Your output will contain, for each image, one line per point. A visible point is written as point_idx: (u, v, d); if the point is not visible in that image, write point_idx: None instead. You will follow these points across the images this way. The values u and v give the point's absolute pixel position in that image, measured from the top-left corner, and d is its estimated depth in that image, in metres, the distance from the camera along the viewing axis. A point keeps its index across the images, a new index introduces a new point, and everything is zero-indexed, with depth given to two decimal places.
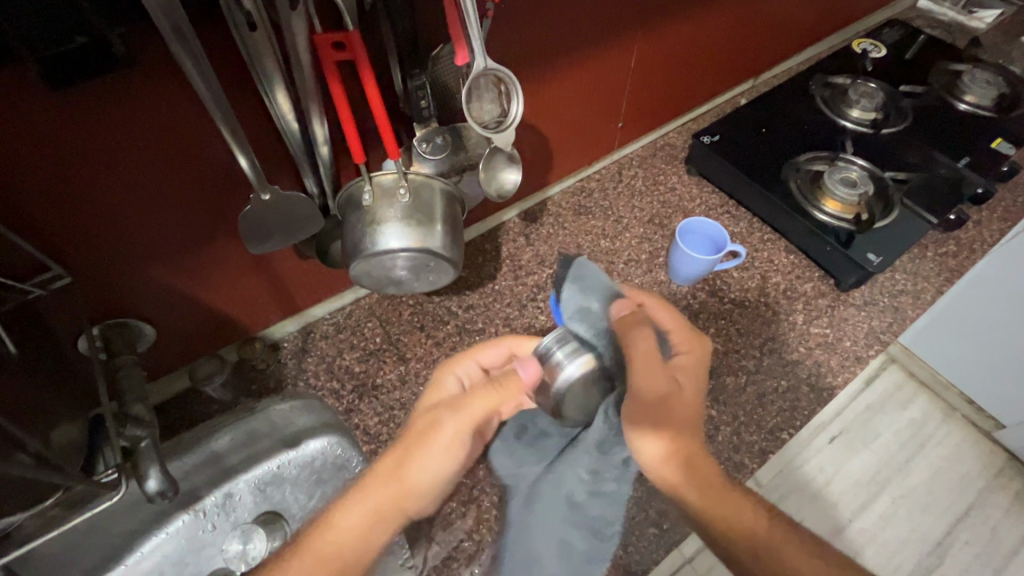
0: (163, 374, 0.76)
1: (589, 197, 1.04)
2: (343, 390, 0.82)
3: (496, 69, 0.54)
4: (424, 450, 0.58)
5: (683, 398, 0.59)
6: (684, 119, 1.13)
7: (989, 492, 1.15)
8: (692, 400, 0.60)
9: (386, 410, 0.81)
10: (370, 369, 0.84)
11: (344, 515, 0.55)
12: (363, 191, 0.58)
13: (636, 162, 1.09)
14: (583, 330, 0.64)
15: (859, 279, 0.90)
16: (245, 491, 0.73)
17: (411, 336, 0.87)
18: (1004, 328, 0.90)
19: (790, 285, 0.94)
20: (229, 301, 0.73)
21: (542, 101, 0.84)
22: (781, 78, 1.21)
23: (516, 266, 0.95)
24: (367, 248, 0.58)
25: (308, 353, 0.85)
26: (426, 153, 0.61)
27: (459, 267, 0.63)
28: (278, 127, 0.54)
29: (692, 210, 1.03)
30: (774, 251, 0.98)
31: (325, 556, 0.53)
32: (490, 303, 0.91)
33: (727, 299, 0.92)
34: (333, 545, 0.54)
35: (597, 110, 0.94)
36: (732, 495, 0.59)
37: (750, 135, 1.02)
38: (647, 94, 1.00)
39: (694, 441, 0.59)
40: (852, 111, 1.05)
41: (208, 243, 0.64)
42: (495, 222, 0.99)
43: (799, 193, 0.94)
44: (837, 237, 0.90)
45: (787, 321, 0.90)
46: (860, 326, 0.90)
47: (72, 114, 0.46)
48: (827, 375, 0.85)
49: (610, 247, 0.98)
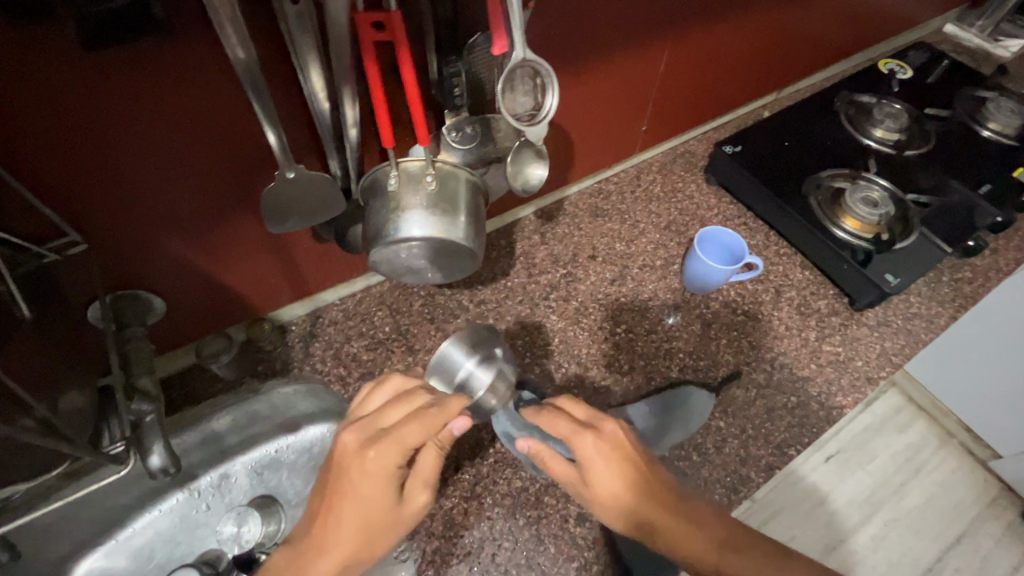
0: (169, 349, 0.75)
1: (607, 199, 1.03)
2: (351, 376, 0.81)
3: (535, 61, 0.53)
4: (377, 516, 0.52)
5: (607, 487, 0.58)
6: (706, 127, 1.12)
7: (983, 520, 1.27)
8: (617, 478, 0.57)
9: None
10: (378, 358, 0.83)
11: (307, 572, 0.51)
12: (389, 176, 0.57)
13: (655, 167, 1.08)
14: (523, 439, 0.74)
15: (874, 300, 0.89)
16: (244, 474, 0.75)
17: (422, 328, 0.86)
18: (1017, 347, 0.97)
19: (804, 300, 0.93)
20: (243, 280, 0.72)
21: (570, 99, 0.83)
22: (804, 93, 1.21)
23: (530, 264, 0.94)
24: (389, 234, 0.57)
25: (316, 338, 0.84)
26: (455, 141, 0.60)
27: (479, 260, 0.62)
28: (309, 106, 0.53)
29: (709, 219, 1.02)
30: (790, 266, 0.97)
31: None
32: (503, 300, 0.90)
33: (741, 311, 0.91)
34: None
35: (622, 112, 0.93)
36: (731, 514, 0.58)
37: (771, 147, 1.02)
38: (673, 99, 0.99)
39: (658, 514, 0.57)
40: (875, 130, 1.04)
41: (225, 218, 0.63)
42: (511, 218, 0.98)
43: (819, 209, 0.94)
44: (855, 254, 0.89)
45: (800, 337, 0.89)
46: (872, 347, 0.89)
47: (103, 76, 0.45)
48: (837, 395, 0.84)
49: (625, 251, 0.97)
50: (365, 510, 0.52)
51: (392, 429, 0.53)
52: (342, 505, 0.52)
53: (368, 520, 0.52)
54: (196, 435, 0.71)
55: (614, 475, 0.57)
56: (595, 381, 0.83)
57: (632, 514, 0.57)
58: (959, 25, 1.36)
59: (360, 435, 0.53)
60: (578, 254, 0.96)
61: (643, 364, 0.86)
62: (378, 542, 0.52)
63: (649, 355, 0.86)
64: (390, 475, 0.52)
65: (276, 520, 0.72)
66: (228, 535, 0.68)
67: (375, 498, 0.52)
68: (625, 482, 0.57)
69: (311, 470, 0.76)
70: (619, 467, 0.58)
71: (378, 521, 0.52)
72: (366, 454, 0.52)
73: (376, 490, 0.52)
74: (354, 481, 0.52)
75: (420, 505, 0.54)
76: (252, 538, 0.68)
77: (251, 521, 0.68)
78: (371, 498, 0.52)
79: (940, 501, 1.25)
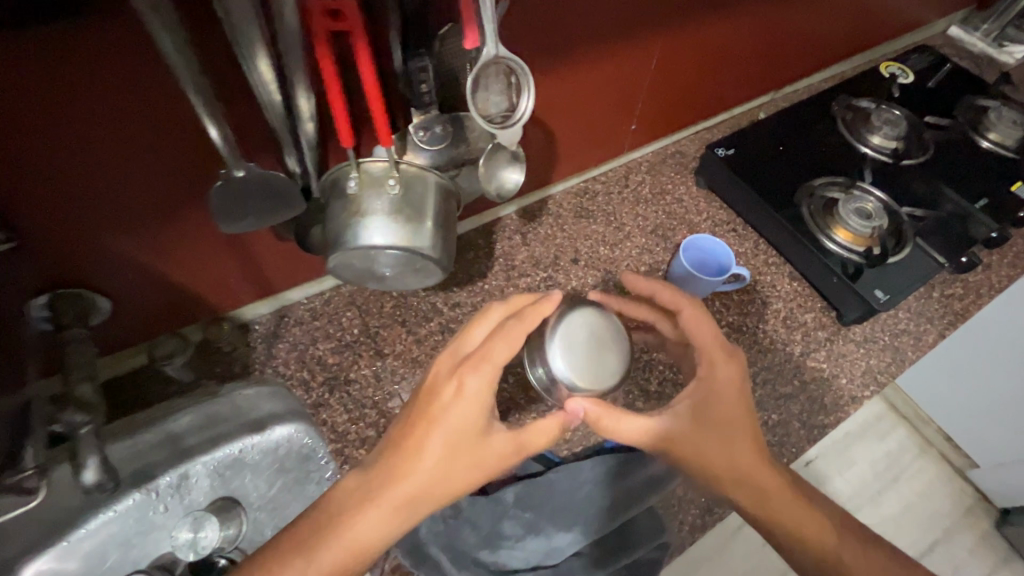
0: (118, 349, 0.70)
1: (593, 200, 0.99)
2: (314, 380, 0.77)
3: (509, 58, 0.48)
4: (458, 457, 0.54)
5: (729, 403, 0.61)
6: (698, 128, 1.08)
7: (956, 529, 1.30)
8: (737, 397, 0.62)
9: (356, 407, 0.76)
10: (344, 362, 0.79)
11: (375, 509, 0.51)
12: (349, 178, 0.53)
13: (644, 167, 1.03)
14: (436, 549, 0.63)
15: (862, 316, 0.86)
16: (205, 474, 0.67)
17: (392, 331, 0.82)
18: (1012, 363, 1.04)
19: (791, 313, 0.90)
20: (198, 277, 0.68)
21: (555, 95, 0.79)
22: (802, 94, 1.17)
23: (509, 266, 0.91)
24: (349, 241, 0.53)
25: (280, 338, 0.80)
26: (423, 141, 0.55)
27: (449, 263, 0.58)
28: (259, 99, 0.49)
29: (697, 224, 0.98)
30: (778, 276, 0.94)
31: (362, 540, 0.51)
32: (478, 304, 0.86)
33: (726, 323, 0.88)
34: (372, 521, 0.51)
35: (612, 108, 0.89)
36: (764, 472, 0.60)
37: (765, 152, 0.98)
38: (665, 96, 0.94)
39: (748, 432, 0.60)
40: (872, 137, 1.00)
41: (175, 213, 0.60)
42: (491, 217, 0.94)
43: (812, 218, 0.90)
44: (844, 268, 0.86)
45: (785, 352, 0.86)
46: (858, 364, 0.86)
47: (25, 60, 0.42)
48: (819, 414, 0.82)
49: (609, 255, 0.94)
50: (451, 435, 0.53)
51: (488, 358, 0.55)
52: (426, 431, 0.53)
53: (450, 446, 0.53)
54: (154, 435, 0.65)
55: (732, 387, 0.62)
56: None
57: (724, 450, 0.59)
58: (964, 29, 1.32)
59: (452, 363, 0.56)
60: (560, 257, 0.92)
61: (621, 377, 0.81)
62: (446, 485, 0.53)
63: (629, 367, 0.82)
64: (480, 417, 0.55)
65: (234, 524, 0.67)
66: (183, 541, 0.63)
67: (463, 422, 0.54)
68: (739, 390, 0.62)
69: (275, 471, 0.71)
70: (734, 384, 0.62)
71: (458, 464, 0.53)
72: (458, 379, 0.54)
73: (468, 414, 0.54)
74: (447, 403, 0.54)
75: (509, 451, 0.55)
76: (208, 544, 0.63)
77: (208, 526, 0.63)
78: (461, 421, 0.54)
79: (916, 509, 1.29)
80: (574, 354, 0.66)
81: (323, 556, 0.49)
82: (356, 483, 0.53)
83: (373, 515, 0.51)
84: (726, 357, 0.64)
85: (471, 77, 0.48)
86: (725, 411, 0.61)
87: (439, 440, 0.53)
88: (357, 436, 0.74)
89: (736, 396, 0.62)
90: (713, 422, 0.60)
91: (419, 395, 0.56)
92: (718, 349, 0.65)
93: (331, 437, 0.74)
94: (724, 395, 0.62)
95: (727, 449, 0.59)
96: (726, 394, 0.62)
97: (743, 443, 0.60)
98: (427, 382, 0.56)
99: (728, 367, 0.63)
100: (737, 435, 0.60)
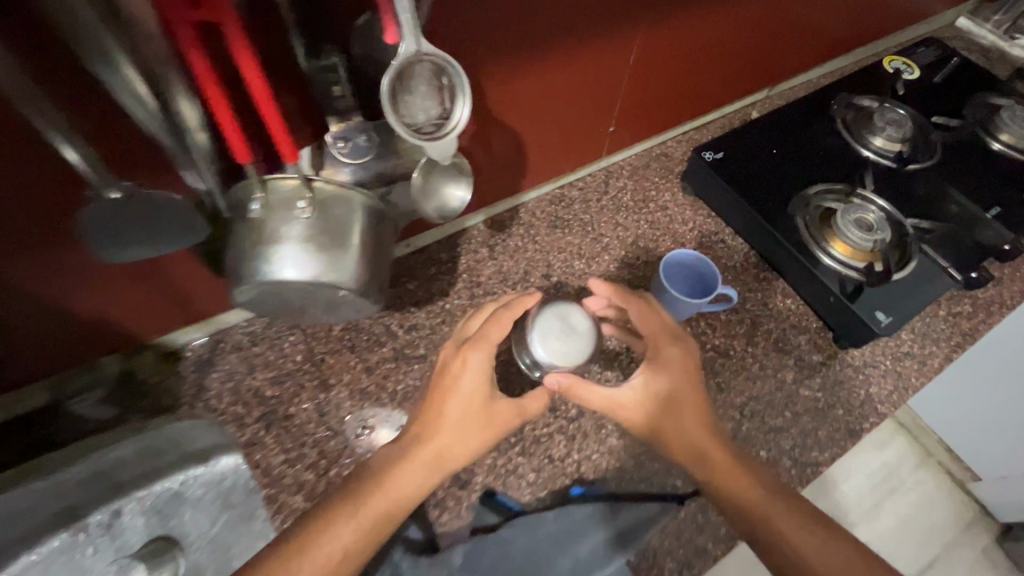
0: (17, 386, 0.61)
1: (568, 208, 0.90)
2: (248, 416, 0.69)
3: (432, 53, 0.40)
4: (471, 419, 0.57)
5: (678, 380, 0.61)
6: (684, 128, 0.99)
7: (957, 549, 1.23)
8: (686, 375, 0.62)
9: (294, 446, 0.68)
10: (283, 394, 0.71)
11: (401, 472, 0.55)
12: (252, 198, 0.44)
13: (626, 171, 0.95)
14: None
15: (861, 339, 0.78)
16: (139, 514, 0.46)
17: (339, 358, 0.74)
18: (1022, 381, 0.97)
19: (783, 335, 0.82)
20: (108, 305, 0.60)
21: (518, 95, 0.70)
22: (798, 91, 1.08)
23: (473, 283, 0.82)
24: (255, 273, 0.45)
25: (213, 367, 0.71)
26: (344, 154, 0.47)
27: (385, 293, 0.52)
28: (130, 110, 0.40)
29: (682, 235, 0.90)
30: (770, 293, 0.86)
31: (387, 507, 0.53)
32: (438, 326, 0.78)
33: (712, 346, 0.80)
34: (396, 484, 0.54)
35: (586, 108, 0.80)
36: (718, 452, 0.59)
37: (757, 156, 0.89)
38: (645, 95, 0.86)
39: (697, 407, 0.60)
40: (874, 139, 0.92)
41: (50, 240, 0.50)
42: (456, 228, 0.85)
43: (807, 231, 0.82)
44: (843, 286, 0.78)
45: (776, 379, 0.78)
46: (856, 392, 0.78)
47: None
48: (811, 449, 0.74)
49: (584, 270, 0.85)
50: (465, 399, 0.57)
51: (486, 334, 0.59)
52: (443, 401, 0.57)
53: (466, 410, 0.57)
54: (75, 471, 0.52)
55: (679, 366, 0.62)
56: (537, 428, 0.70)
57: (677, 426, 0.60)
58: (973, 20, 1.23)
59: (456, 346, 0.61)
60: (530, 273, 0.84)
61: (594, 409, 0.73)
62: (465, 442, 0.57)
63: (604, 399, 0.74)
64: (486, 382, 0.59)
65: None
66: None
67: (472, 389, 0.58)
68: (685, 368, 0.62)
69: None
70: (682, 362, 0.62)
71: (472, 425, 0.57)
72: (463, 354, 0.59)
73: (477, 380, 0.58)
74: (457, 373, 0.58)
75: (512, 408, 0.59)
76: None
77: None
78: (472, 387, 0.58)
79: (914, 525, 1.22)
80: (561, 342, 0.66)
81: (368, 504, 0.53)
82: (387, 452, 0.56)
83: (400, 476, 0.54)
84: (668, 339, 0.64)
85: (386, 76, 0.39)
86: (670, 387, 0.61)
87: (452, 404, 0.57)
88: (294, 479, 0.66)
89: (683, 373, 0.62)
90: (664, 399, 0.61)
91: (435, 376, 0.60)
92: (663, 334, 0.64)
93: (265, 481, 0.66)
94: (675, 375, 0.62)
95: (673, 424, 0.60)
96: (677, 374, 0.62)
97: (695, 420, 0.60)
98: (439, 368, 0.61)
99: (670, 346, 0.63)
100: (683, 411, 0.60)
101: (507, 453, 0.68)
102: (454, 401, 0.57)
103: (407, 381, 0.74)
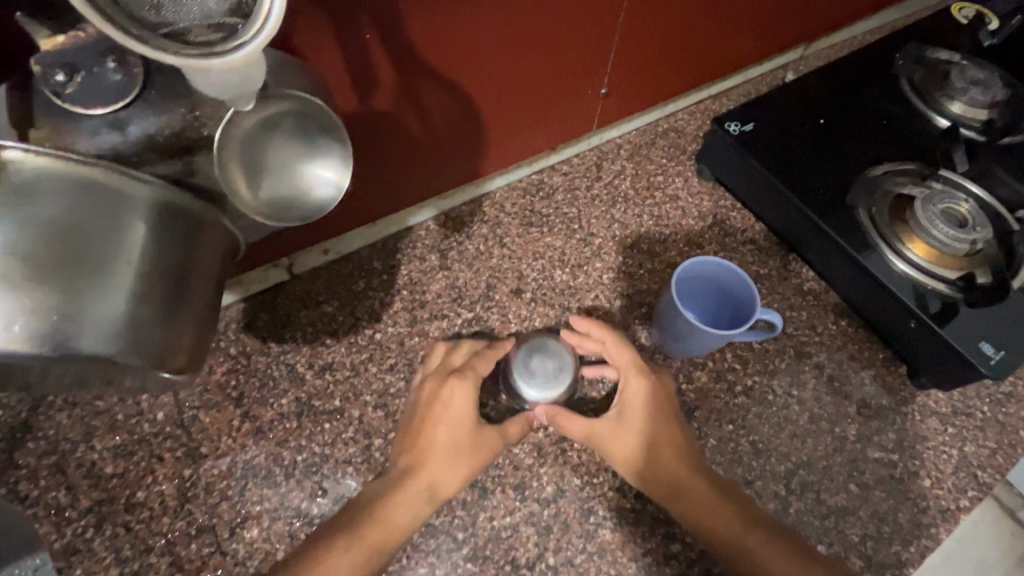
0: None
1: (547, 199, 0.68)
2: (72, 508, 0.47)
3: None
4: (456, 450, 0.47)
5: (657, 410, 0.49)
6: (699, 93, 0.76)
7: None
8: (664, 404, 0.50)
9: (135, 555, 0.47)
10: (131, 473, 0.49)
11: (397, 506, 0.45)
12: None
13: (625, 149, 0.72)
14: None
15: (953, 381, 0.56)
16: None
17: (218, 415, 0.52)
18: None
19: (839, 371, 0.60)
20: None
21: (457, 37, 0.47)
22: (844, 46, 0.84)
23: (415, 302, 0.60)
24: None
25: (30, 433, 0.49)
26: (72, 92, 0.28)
27: (200, 357, 0.33)
28: None
29: (700, 234, 0.68)
30: (819, 312, 0.63)
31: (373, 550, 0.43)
32: (362, 364, 0.56)
33: (743, 389, 0.58)
34: (388, 518, 0.44)
35: (564, 62, 0.57)
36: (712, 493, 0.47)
37: (799, 127, 0.66)
38: (648, 45, 0.63)
39: (677, 441, 0.49)
40: (952, 104, 0.68)
41: None
42: (394, 227, 0.63)
43: (874, 229, 0.59)
44: (927, 305, 0.56)
45: (832, 437, 0.57)
46: (945, 453, 0.57)
47: None
48: (889, 542, 0.53)
49: (568, 283, 0.63)
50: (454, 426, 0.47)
51: (475, 364, 0.50)
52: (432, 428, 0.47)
53: (456, 440, 0.47)
54: None
55: (649, 394, 0.50)
56: (495, 518, 0.49)
57: (664, 465, 0.48)
58: None
59: (440, 375, 0.50)
60: (494, 288, 0.62)
61: (577, 488, 0.51)
62: (452, 475, 0.46)
63: (593, 471, 0.52)
64: (461, 414, 0.48)
65: None
66: None
67: (459, 415, 0.47)
68: (658, 397, 0.50)
69: None
70: (654, 389, 0.50)
71: (455, 459, 0.46)
72: (450, 384, 0.49)
73: (467, 406, 0.48)
74: (445, 402, 0.48)
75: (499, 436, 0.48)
76: None
77: None
78: (461, 414, 0.47)
79: None
80: (547, 342, 0.52)
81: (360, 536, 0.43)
82: (374, 482, 0.47)
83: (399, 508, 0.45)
84: (638, 366, 0.51)
85: None
86: (646, 416, 0.49)
87: (444, 430, 0.47)
88: None
89: (657, 401, 0.50)
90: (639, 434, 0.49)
91: (411, 411, 0.50)
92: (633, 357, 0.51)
93: None
94: (651, 408, 0.49)
95: (648, 458, 0.48)
96: (656, 404, 0.50)
97: (679, 458, 0.48)
98: (414, 401, 0.50)
99: (639, 374, 0.50)
100: (661, 447, 0.48)
101: (451, 556, 0.48)
102: (443, 426, 0.47)
103: (313, 448, 0.52)
